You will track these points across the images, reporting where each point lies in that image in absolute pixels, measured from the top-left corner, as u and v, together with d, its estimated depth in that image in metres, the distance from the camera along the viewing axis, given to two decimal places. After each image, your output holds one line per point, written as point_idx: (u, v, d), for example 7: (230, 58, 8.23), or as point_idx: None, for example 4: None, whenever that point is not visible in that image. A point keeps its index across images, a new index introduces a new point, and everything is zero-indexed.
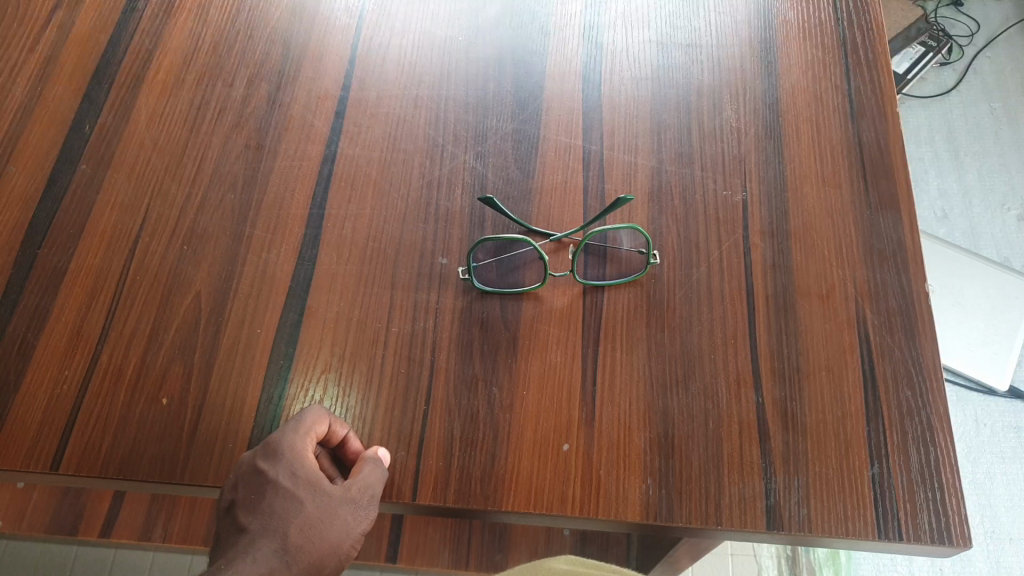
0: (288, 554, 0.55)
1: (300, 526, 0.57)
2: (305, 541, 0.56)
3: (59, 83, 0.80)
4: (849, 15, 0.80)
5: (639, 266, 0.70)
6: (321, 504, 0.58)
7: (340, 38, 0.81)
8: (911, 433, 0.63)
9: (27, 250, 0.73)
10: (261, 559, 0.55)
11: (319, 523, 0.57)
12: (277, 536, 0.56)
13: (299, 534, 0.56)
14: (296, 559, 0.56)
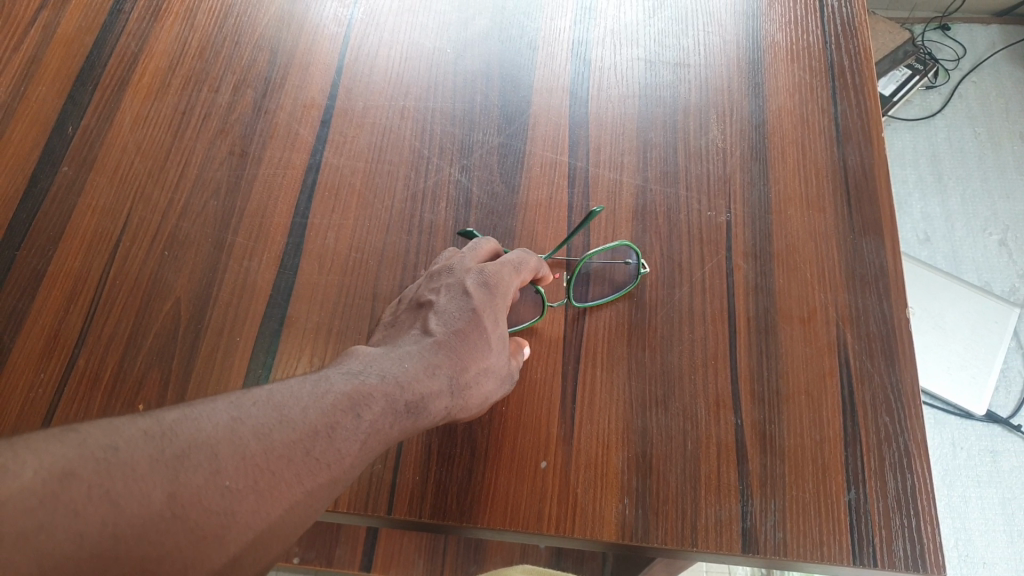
0: (461, 390, 0.54)
1: (477, 363, 0.55)
2: (475, 380, 0.55)
3: (43, 84, 0.79)
4: (837, 39, 0.80)
5: (628, 278, 0.70)
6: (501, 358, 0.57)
7: (328, 47, 0.81)
8: (889, 460, 0.64)
9: (5, 251, 0.71)
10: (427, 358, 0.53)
11: (488, 383, 0.56)
12: (460, 360, 0.54)
13: (475, 373, 0.55)
14: (461, 396, 0.54)
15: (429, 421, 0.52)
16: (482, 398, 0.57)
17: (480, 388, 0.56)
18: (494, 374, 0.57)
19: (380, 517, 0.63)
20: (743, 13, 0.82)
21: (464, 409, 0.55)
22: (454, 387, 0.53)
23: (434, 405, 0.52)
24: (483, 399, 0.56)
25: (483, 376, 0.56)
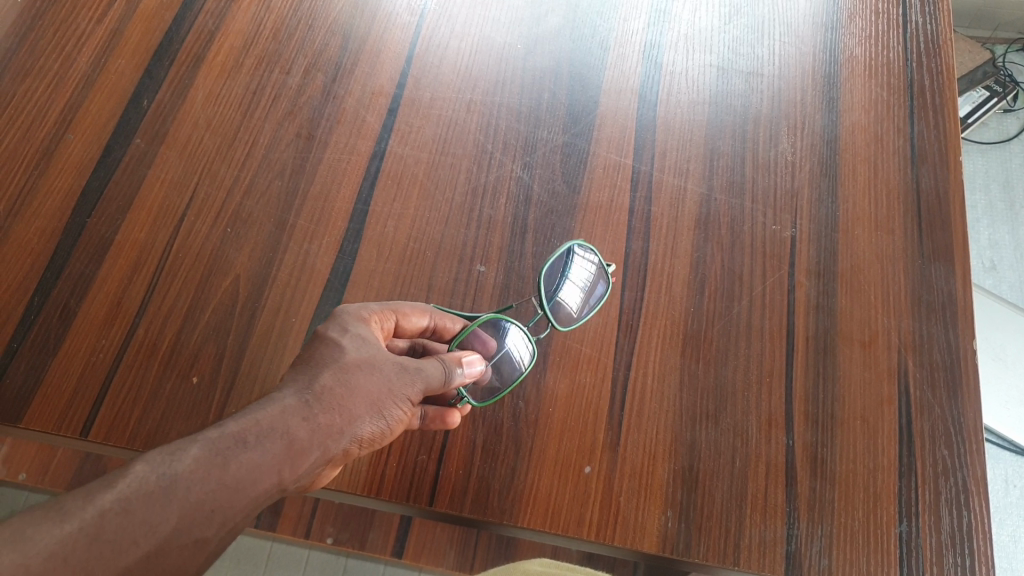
0: (311, 393, 0.48)
1: (328, 373, 0.50)
2: (336, 383, 0.50)
3: (122, 57, 0.81)
4: (919, 57, 0.78)
5: (598, 278, 0.68)
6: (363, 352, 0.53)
7: (399, 36, 0.81)
8: (945, 495, 0.62)
9: (78, 217, 0.74)
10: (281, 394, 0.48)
11: (354, 379, 0.51)
12: (307, 377, 0.50)
13: (332, 377, 0.50)
14: (318, 399, 0.48)
15: (291, 440, 0.44)
16: (369, 405, 0.50)
17: (344, 406, 0.49)
18: (361, 382, 0.51)
19: (421, 507, 0.63)
20: (822, 25, 0.80)
21: (337, 434, 0.48)
22: (303, 409, 0.47)
23: (286, 420, 0.45)
24: (366, 401, 0.50)
25: (342, 389, 0.49)
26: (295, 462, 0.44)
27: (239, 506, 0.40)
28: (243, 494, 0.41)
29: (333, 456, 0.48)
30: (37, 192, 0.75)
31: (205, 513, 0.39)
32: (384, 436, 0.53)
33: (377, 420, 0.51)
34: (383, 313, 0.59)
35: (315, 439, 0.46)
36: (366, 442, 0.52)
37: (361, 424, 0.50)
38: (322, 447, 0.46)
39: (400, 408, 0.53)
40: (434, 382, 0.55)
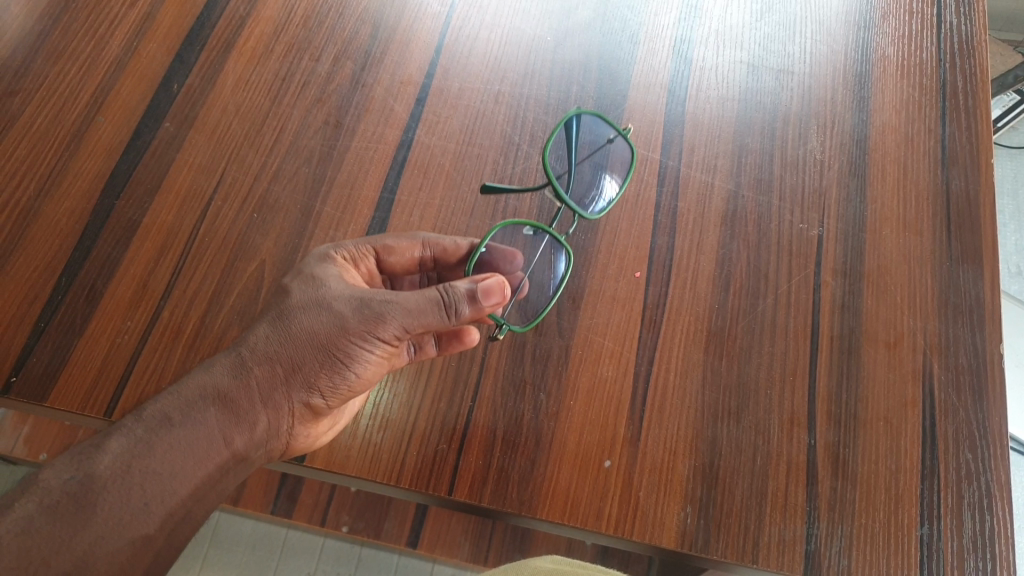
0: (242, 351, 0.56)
1: (264, 325, 0.57)
2: (273, 332, 0.56)
3: (154, 41, 0.81)
4: (953, 58, 0.77)
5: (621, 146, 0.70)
6: (308, 294, 0.57)
7: (429, 26, 0.82)
8: (967, 498, 0.62)
9: (106, 199, 0.74)
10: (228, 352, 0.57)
11: (288, 326, 0.56)
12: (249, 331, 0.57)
13: (268, 326, 0.57)
14: (247, 356, 0.56)
15: (217, 396, 0.54)
16: (319, 348, 0.55)
17: (272, 370, 0.56)
18: (303, 332, 0.56)
19: (441, 496, 0.63)
20: (855, 23, 0.79)
21: (280, 392, 0.56)
22: (238, 377, 0.55)
23: (213, 380, 0.55)
24: (310, 341, 0.55)
25: (279, 349, 0.56)
26: (243, 424, 0.55)
27: (182, 489, 0.52)
28: (182, 480, 0.52)
29: (289, 411, 0.57)
30: (68, 173, 0.75)
31: (140, 505, 0.50)
32: (354, 381, 0.57)
33: (337, 362, 0.56)
34: (363, 251, 0.64)
35: (251, 402, 0.55)
36: (324, 384, 0.56)
37: (303, 379, 0.56)
38: (267, 407, 0.56)
39: (360, 347, 0.55)
40: (412, 315, 0.54)
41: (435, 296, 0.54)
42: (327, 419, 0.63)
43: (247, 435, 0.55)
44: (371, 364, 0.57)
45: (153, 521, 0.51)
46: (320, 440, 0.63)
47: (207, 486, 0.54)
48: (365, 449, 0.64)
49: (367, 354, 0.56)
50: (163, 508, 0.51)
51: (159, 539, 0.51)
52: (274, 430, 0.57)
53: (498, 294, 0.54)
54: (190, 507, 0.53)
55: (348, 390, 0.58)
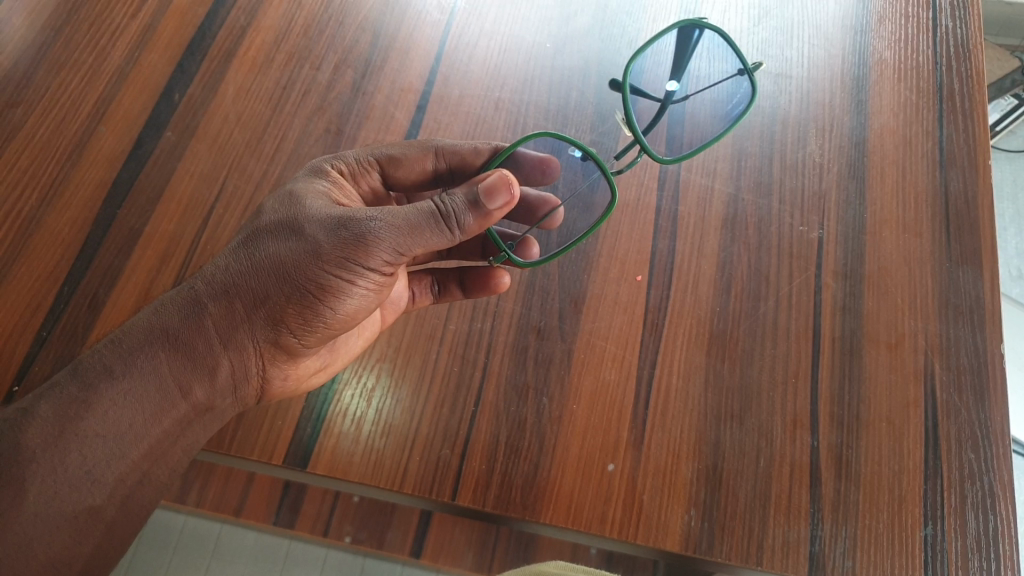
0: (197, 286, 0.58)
1: (224, 256, 0.58)
2: (237, 259, 0.57)
3: (155, 51, 0.82)
4: (949, 61, 0.78)
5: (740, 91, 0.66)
6: (283, 213, 0.58)
7: (429, 34, 0.82)
8: (970, 498, 0.62)
9: (107, 208, 0.75)
10: (190, 283, 0.59)
11: (253, 253, 0.57)
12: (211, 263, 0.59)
13: (235, 253, 0.58)
14: (203, 290, 0.58)
15: (169, 332, 0.57)
16: (288, 271, 0.55)
17: (229, 309, 0.57)
18: (270, 259, 0.56)
19: (444, 501, 0.63)
20: (851, 28, 0.80)
21: (241, 330, 0.58)
22: (195, 317, 0.57)
23: (166, 316, 0.57)
24: (280, 260, 0.55)
25: (242, 280, 0.57)
26: (202, 369, 0.58)
27: (130, 453, 0.56)
28: (128, 444, 0.56)
29: (255, 349, 0.59)
30: (69, 182, 0.76)
31: (83, 473, 0.54)
32: (328, 315, 0.57)
33: (310, 286, 0.55)
34: (367, 164, 0.65)
35: (211, 344, 0.58)
36: (289, 314, 0.57)
37: (266, 313, 0.57)
38: (228, 348, 0.58)
39: (335, 277, 0.54)
40: (401, 231, 0.53)
41: (431, 211, 0.54)
42: (313, 364, 0.65)
43: (206, 378, 0.58)
44: (349, 296, 0.57)
45: (99, 496, 0.55)
46: (302, 385, 0.65)
47: (156, 448, 0.58)
48: (368, 455, 0.64)
49: (342, 284, 0.55)
50: (111, 480, 0.56)
51: (109, 509, 0.56)
52: (238, 372, 0.59)
53: (504, 196, 0.54)
54: (142, 468, 0.57)
55: (322, 323, 0.58)
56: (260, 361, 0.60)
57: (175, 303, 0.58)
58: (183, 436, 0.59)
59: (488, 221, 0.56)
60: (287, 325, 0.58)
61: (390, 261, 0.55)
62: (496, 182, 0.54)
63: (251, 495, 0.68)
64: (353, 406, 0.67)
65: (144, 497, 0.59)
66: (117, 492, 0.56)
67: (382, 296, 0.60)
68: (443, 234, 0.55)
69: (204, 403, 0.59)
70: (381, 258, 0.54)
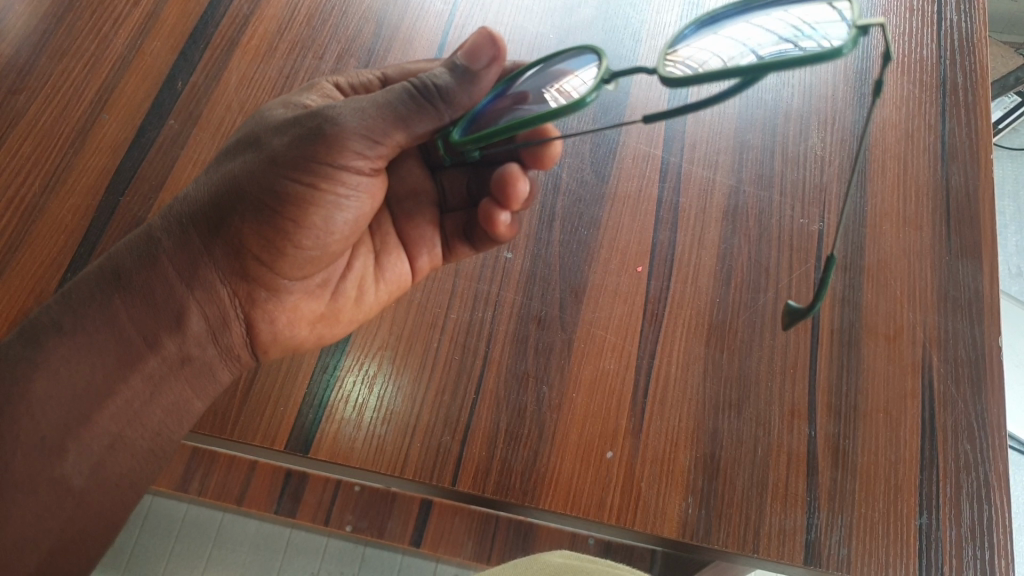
0: (151, 231, 0.62)
1: (186, 196, 0.63)
2: (215, 179, 0.61)
3: (158, 39, 0.82)
4: (952, 55, 0.78)
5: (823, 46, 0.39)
6: (257, 123, 0.61)
7: (433, 24, 0.83)
8: (966, 489, 0.62)
9: (110, 196, 0.75)
10: (152, 223, 0.63)
11: (217, 179, 0.60)
12: (172, 205, 0.63)
13: (197, 190, 0.62)
14: (157, 234, 0.62)
15: (124, 275, 0.61)
16: (258, 180, 0.56)
17: (186, 243, 0.61)
18: (230, 179, 0.58)
19: (444, 486, 0.64)
20: None
21: (203, 264, 0.61)
22: (151, 256, 0.61)
23: (123, 260, 0.61)
24: (249, 172, 0.57)
25: (199, 210, 0.61)
26: (170, 314, 0.61)
27: (93, 415, 0.58)
28: (89, 405, 0.58)
29: (224, 283, 0.62)
30: (72, 169, 0.76)
31: (38, 438, 0.56)
32: (294, 228, 0.57)
33: (281, 190, 0.55)
34: (369, 83, 0.66)
35: (174, 288, 0.61)
36: (264, 226, 0.57)
37: (225, 242, 0.60)
38: (194, 288, 0.61)
39: (292, 182, 0.55)
40: (370, 116, 0.53)
41: (404, 88, 0.53)
42: (312, 304, 0.65)
43: (173, 325, 0.61)
44: (312, 208, 0.56)
45: (64, 464, 0.56)
46: (300, 328, 0.65)
47: (125, 409, 0.59)
48: (369, 441, 0.65)
49: (303, 189, 0.55)
50: (74, 447, 0.57)
51: (75, 478, 0.57)
52: (213, 317, 0.62)
53: (488, 51, 0.52)
54: (113, 432, 0.59)
55: (292, 243, 0.59)
56: (236, 300, 0.62)
57: (132, 245, 0.62)
58: (158, 394, 0.60)
59: (480, 87, 0.54)
60: (250, 250, 0.59)
61: (357, 150, 0.54)
62: (475, 47, 0.52)
63: (252, 483, 0.67)
64: (355, 393, 0.67)
65: (123, 466, 0.59)
66: (87, 460, 0.57)
67: (364, 206, 0.60)
68: (424, 110, 0.53)
69: (177, 354, 0.61)
70: (346, 146, 0.54)
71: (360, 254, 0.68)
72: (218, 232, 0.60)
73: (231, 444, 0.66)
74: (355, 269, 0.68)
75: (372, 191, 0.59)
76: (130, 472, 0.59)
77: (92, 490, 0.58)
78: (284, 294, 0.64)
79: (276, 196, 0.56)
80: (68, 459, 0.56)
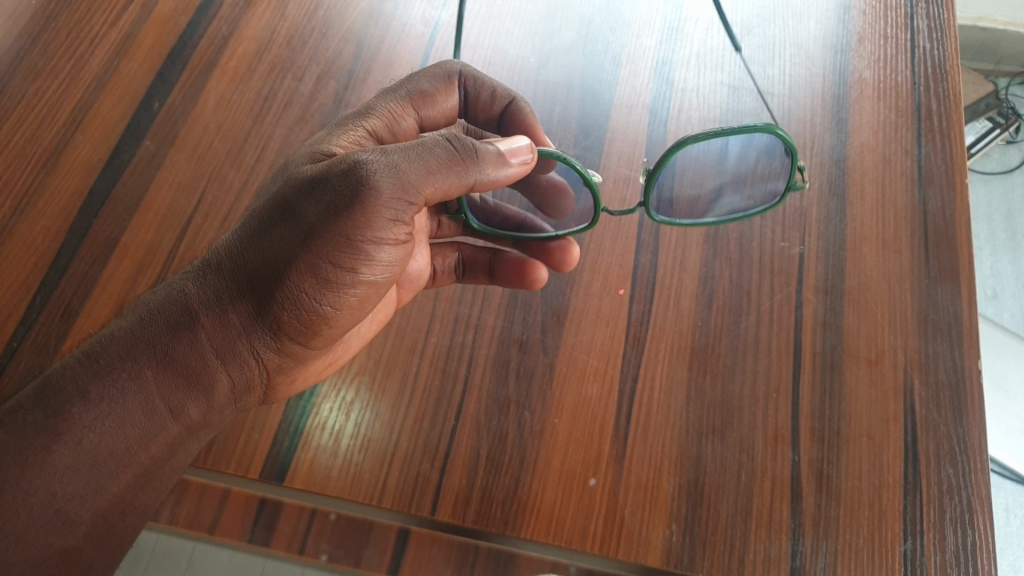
0: (185, 292, 0.55)
1: (213, 257, 0.56)
2: (244, 245, 0.54)
3: (135, 59, 0.81)
4: (928, 80, 0.79)
5: None
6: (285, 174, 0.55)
7: (413, 46, 0.82)
8: (949, 513, 0.62)
9: (83, 217, 0.73)
10: (175, 284, 0.57)
11: (247, 245, 0.53)
12: (199, 268, 0.56)
13: (227, 251, 0.55)
14: (189, 299, 0.55)
15: (157, 351, 0.54)
16: (294, 253, 0.49)
17: (222, 318, 0.54)
18: (264, 254, 0.52)
19: (424, 516, 0.62)
20: (832, 47, 0.81)
21: (238, 341, 0.55)
22: (184, 329, 0.54)
23: (153, 329, 0.55)
24: (284, 240, 0.50)
25: (232, 286, 0.54)
26: (198, 387, 0.55)
27: (109, 484, 0.54)
28: (106, 476, 0.53)
29: (257, 359, 0.56)
30: (45, 191, 0.75)
31: (53, 511, 0.52)
32: (326, 312, 0.52)
33: (317, 265, 0.50)
34: (400, 110, 0.62)
35: (208, 361, 0.55)
36: (296, 304, 0.51)
37: (262, 322, 0.54)
38: (226, 364, 0.55)
39: (328, 265, 0.50)
40: (409, 172, 0.49)
41: (435, 145, 0.51)
42: (327, 360, 0.63)
43: (202, 400, 0.56)
44: (347, 288, 0.52)
45: (77, 534, 0.53)
46: (311, 379, 0.63)
47: (141, 476, 0.55)
48: (346, 469, 0.64)
49: (341, 270, 0.50)
50: (87, 515, 0.53)
51: (87, 547, 0.54)
52: (239, 384, 0.57)
53: (524, 155, 0.55)
54: (126, 498, 0.55)
55: (324, 322, 0.53)
56: (263, 370, 0.57)
57: (160, 311, 0.55)
58: (173, 459, 0.57)
59: (507, 176, 0.55)
60: (286, 333, 0.54)
61: (392, 218, 0.49)
62: (524, 146, 0.56)
63: (226, 515, 0.63)
64: (331, 419, 0.66)
65: (127, 531, 0.57)
66: (96, 529, 0.54)
67: (396, 276, 0.55)
68: (457, 168, 0.51)
69: (199, 421, 0.56)
70: (381, 214, 0.49)
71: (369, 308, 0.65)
72: (251, 306, 0.53)
73: (210, 474, 0.64)
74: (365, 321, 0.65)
75: (404, 261, 0.54)
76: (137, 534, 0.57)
77: (99, 559, 0.55)
78: (308, 359, 0.60)
79: (315, 273, 0.50)
80: (81, 530, 0.53)
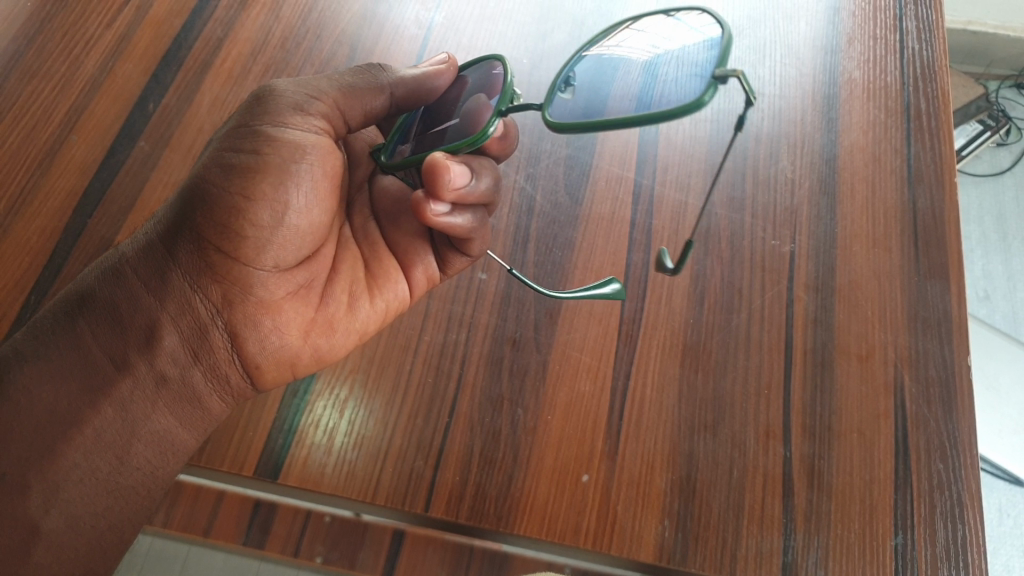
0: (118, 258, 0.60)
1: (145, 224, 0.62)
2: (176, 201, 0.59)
3: (130, 61, 0.82)
4: (917, 81, 0.79)
5: None
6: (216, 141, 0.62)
7: (407, 47, 0.83)
8: (940, 508, 0.62)
9: (78, 217, 0.74)
10: None
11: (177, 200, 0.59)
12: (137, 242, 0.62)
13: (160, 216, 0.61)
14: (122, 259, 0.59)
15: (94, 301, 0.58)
16: (213, 163, 0.55)
17: (151, 255, 0.58)
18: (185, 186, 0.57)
19: (417, 513, 0.62)
20: (821, 48, 0.82)
21: (170, 271, 0.57)
22: (115, 275, 0.58)
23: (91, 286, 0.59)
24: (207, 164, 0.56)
25: (162, 228, 0.58)
26: (139, 331, 0.57)
27: (61, 445, 0.54)
28: (56, 436, 0.54)
29: (194, 290, 0.57)
30: (39, 191, 0.75)
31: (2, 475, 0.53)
32: (244, 205, 0.54)
33: (230, 159, 0.54)
34: None
35: (141, 298, 0.57)
36: (219, 205, 0.54)
37: (188, 240, 0.56)
38: (161, 296, 0.57)
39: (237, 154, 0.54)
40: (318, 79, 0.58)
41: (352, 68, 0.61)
42: (301, 311, 0.61)
43: (142, 342, 0.57)
44: (263, 181, 0.54)
45: (31, 502, 0.53)
46: (289, 342, 0.61)
47: (96, 441, 0.55)
48: (339, 468, 0.64)
49: (252, 158, 0.54)
50: (39, 484, 0.53)
51: (45, 519, 0.53)
52: (186, 328, 0.58)
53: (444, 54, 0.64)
54: (84, 465, 0.55)
55: (246, 220, 0.54)
56: (212, 310, 0.58)
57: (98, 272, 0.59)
58: (132, 422, 0.56)
59: (439, 82, 0.62)
60: (212, 242, 0.55)
61: (296, 107, 0.56)
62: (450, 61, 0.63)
63: (221, 514, 0.63)
64: (325, 418, 0.66)
65: (98, 505, 0.56)
66: (51, 499, 0.54)
67: (321, 184, 0.57)
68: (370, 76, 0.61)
69: (150, 373, 0.57)
70: (282, 104, 0.55)
71: (347, 263, 0.65)
72: (181, 234, 0.57)
73: (209, 475, 0.65)
74: (343, 279, 0.64)
75: (326, 168, 0.57)
76: (109, 510, 0.56)
77: (64, 533, 0.54)
78: (265, 291, 0.58)
79: (230, 168, 0.54)
80: (33, 498, 0.53)
